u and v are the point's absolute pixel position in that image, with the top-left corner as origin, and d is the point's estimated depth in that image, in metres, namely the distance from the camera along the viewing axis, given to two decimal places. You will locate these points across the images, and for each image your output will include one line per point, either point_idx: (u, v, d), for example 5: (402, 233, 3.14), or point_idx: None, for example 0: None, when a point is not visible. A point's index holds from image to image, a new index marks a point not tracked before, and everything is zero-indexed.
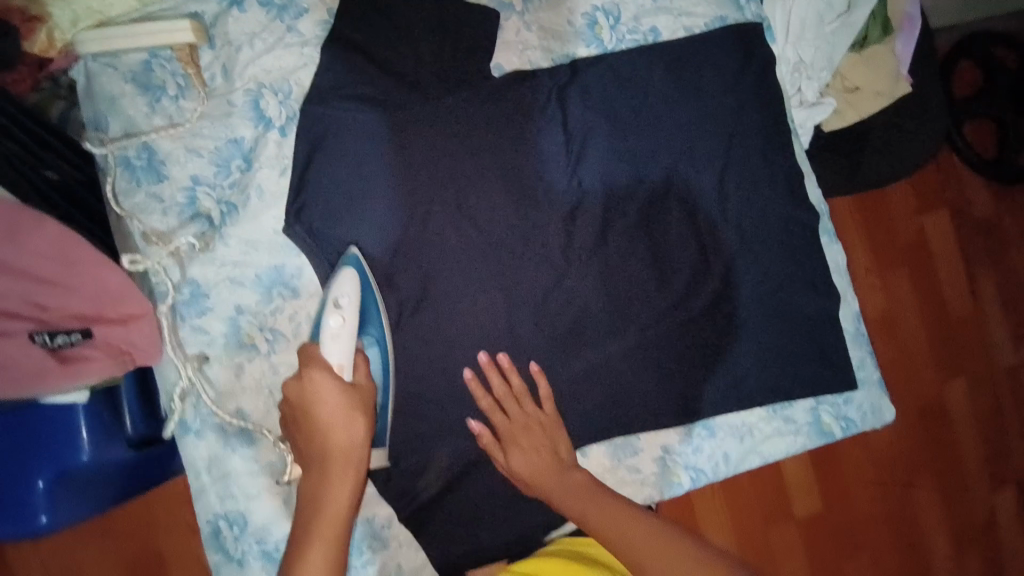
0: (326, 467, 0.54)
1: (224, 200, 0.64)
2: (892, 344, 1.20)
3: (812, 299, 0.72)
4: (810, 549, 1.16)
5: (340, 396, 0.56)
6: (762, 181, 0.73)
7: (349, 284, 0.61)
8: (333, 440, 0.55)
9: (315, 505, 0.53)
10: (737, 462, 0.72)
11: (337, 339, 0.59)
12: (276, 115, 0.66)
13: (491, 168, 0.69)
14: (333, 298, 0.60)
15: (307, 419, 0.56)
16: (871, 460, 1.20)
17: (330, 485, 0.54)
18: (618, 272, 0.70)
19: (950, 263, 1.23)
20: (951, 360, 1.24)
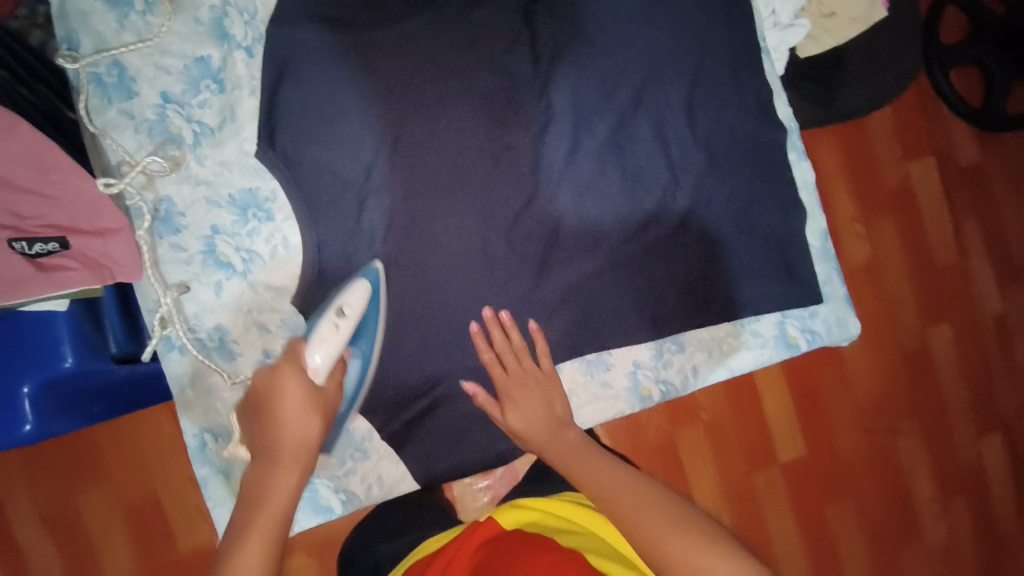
0: (274, 464, 0.56)
1: (195, 120, 0.66)
2: (875, 292, 1.29)
3: (778, 216, 0.74)
4: (794, 492, 1.24)
5: (301, 404, 0.58)
6: (731, 100, 0.73)
7: (360, 295, 0.63)
8: (287, 436, 0.57)
9: (259, 491, 0.55)
10: (704, 374, 0.75)
11: (324, 345, 0.59)
12: (242, 34, 0.66)
13: (459, 89, 0.68)
14: (339, 305, 0.61)
15: (268, 410, 0.58)
16: (852, 414, 1.27)
17: (275, 477, 0.56)
18: (588, 192, 0.71)
19: (920, 224, 1.32)
20: (934, 310, 1.33)
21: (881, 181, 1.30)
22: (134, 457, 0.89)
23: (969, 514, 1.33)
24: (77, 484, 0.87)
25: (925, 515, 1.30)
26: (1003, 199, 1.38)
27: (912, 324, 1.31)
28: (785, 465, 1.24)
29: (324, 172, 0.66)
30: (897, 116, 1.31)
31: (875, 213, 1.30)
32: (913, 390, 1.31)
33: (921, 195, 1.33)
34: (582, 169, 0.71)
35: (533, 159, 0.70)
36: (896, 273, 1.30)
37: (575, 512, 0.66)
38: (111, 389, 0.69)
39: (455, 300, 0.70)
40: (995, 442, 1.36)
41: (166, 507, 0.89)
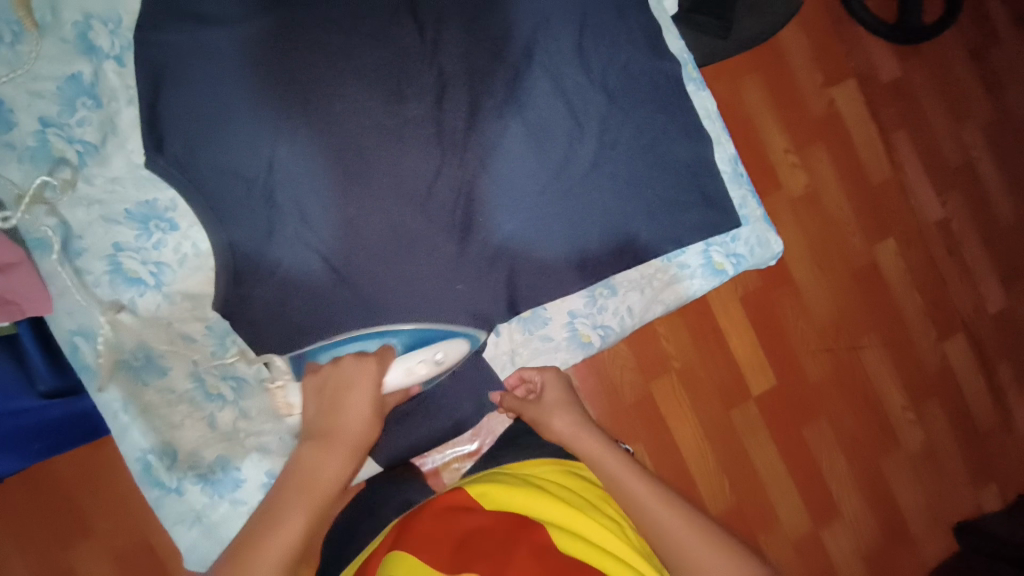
0: (331, 446, 0.60)
1: (78, 140, 0.64)
2: (818, 216, 1.30)
3: (686, 146, 0.75)
4: (774, 425, 1.24)
5: (371, 396, 0.64)
6: (622, 41, 0.74)
7: (456, 352, 0.71)
8: (348, 425, 0.62)
9: (311, 474, 0.58)
10: (639, 313, 0.80)
11: (410, 373, 0.68)
12: (108, 45, 0.65)
13: (348, 67, 0.65)
14: (440, 353, 0.69)
15: (333, 403, 0.63)
16: (817, 338, 1.28)
17: (329, 459, 0.59)
18: (496, 152, 0.69)
19: (852, 144, 1.33)
20: (881, 223, 1.35)
21: (809, 109, 1.30)
22: (114, 500, 0.87)
23: (942, 415, 1.37)
24: (63, 541, 0.85)
25: (901, 423, 1.34)
26: (927, 108, 1.42)
27: (859, 242, 1.33)
28: (759, 397, 1.24)
29: (223, 173, 0.64)
30: (815, 39, 1.32)
31: (809, 143, 1.30)
32: (870, 305, 1.33)
33: (847, 114, 1.34)
34: (487, 130, 0.68)
35: (433, 128, 0.67)
36: (836, 194, 1.31)
37: (576, 484, 0.67)
38: (47, 425, 0.69)
39: (380, 278, 0.68)
40: (958, 342, 1.40)
41: (159, 541, 0.88)
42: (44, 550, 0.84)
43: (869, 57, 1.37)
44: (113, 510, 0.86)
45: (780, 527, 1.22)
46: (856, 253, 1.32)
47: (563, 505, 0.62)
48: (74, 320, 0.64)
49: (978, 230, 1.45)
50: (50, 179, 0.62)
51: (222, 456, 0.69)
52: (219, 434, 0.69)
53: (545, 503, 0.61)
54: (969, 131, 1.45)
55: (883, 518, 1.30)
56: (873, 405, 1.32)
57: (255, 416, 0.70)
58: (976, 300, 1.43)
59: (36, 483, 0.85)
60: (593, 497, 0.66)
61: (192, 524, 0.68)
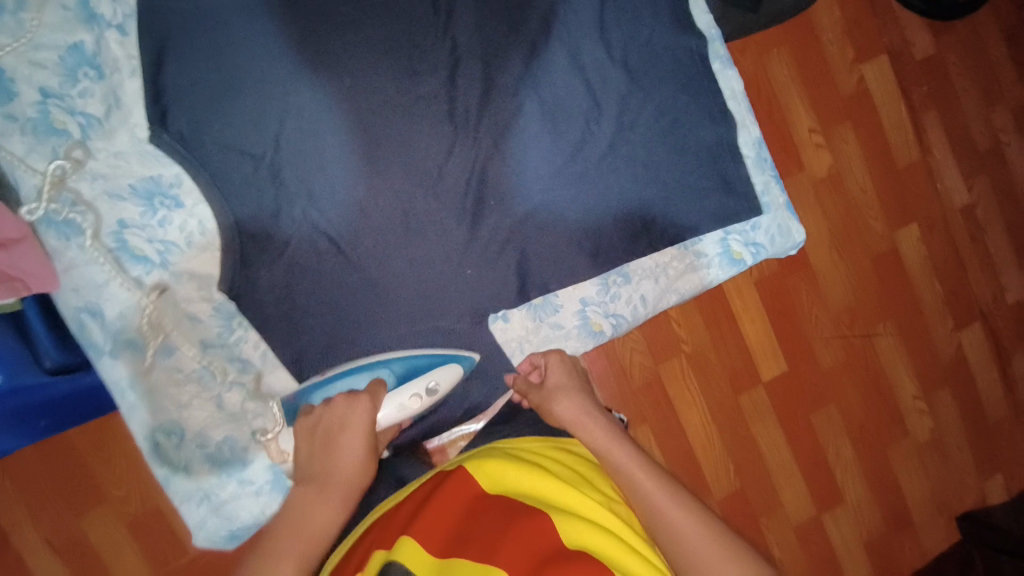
0: (324, 493, 0.61)
1: (79, 112, 0.62)
2: (840, 200, 1.26)
3: (708, 129, 0.72)
4: (783, 411, 1.23)
5: (362, 440, 0.64)
6: (645, 15, 0.70)
7: (449, 378, 0.69)
8: (340, 470, 0.63)
9: (302, 518, 0.59)
10: (654, 301, 0.78)
11: (400, 407, 0.68)
12: (111, 13, 0.62)
13: (358, 39, 0.62)
14: (431, 384, 0.68)
15: (326, 444, 0.64)
16: (832, 325, 1.26)
17: (320, 506, 0.60)
18: (510, 131, 0.66)
19: (879, 125, 1.28)
20: (905, 209, 1.31)
21: (838, 88, 1.25)
22: (127, 468, 0.87)
23: (954, 405, 1.35)
24: (78, 505, 0.86)
25: (911, 412, 1.32)
26: (961, 88, 1.36)
27: (881, 228, 1.29)
28: (769, 383, 1.22)
29: (227, 149, 0.62)
30: (848, 12, 1.26)
31: (835, 123, 1.25)
32: (889, 294, 1.30)
33: (877, 93, 1.28)
34: (501, 108, 0.66)
35: (446, 105, 0.64)
36: (861, 177, 1.27)
37: (580, 466, 0.66)
38: (54, 400, 0.70)
39: (389, 261, 0.66)
40: (977, 332, 1.37)
41: (168, 510, 0.88)
42: (56, 516, 0.86)
43: (904, 33, 1.31)
44: (123, 479, 0.87)
45: (783, 512, 1.22)
46: (877, 240, 1.28)
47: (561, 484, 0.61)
48: (81, 297, 0.63)
49: (1004, 217, 1.40)
50: (57, 160, 0.61)
51: (229, 436, 0.69)
52: (226, 415, 0.69)
53: (543, 483, 0.60)
54: (1003, 114, 1.39)
55: (886, 506, 1.29)
56: (885, 394, 1.30)
57: (262, 397, 0.70)
58: (998, 290, 1.39)
59: (51, 452, 0.85)
60: (592, 476, 0.65)
61: (199, 500, 0.68)
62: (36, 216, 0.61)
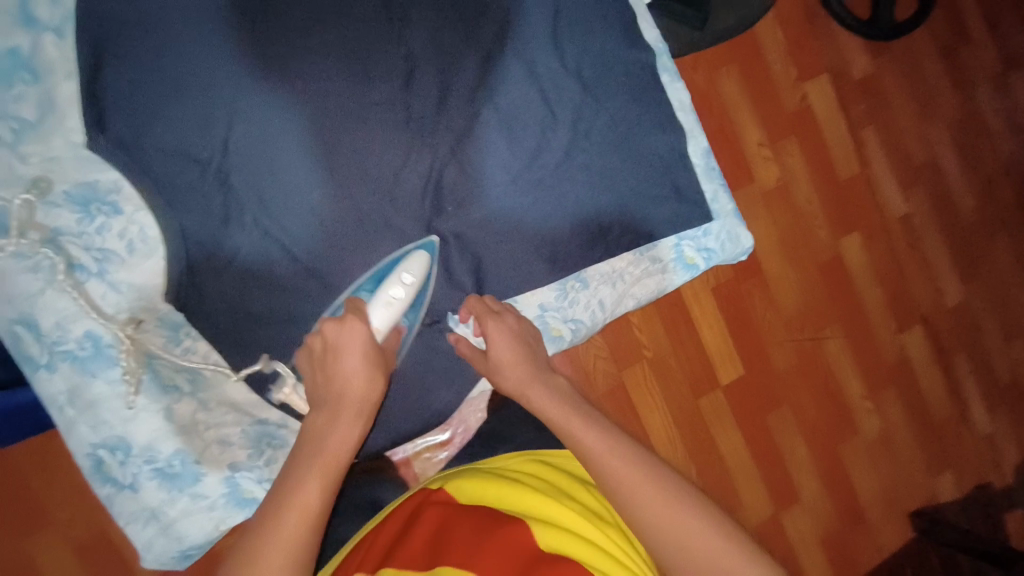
0: (339, 415, 0.58)
1: (13, 117, 0.58)
2: (789, 210, 1.31)
3: (661, 137, 0.72)
4: (741, 413, 1.26)
5: (365, 359, 0.60)
6: (596, 27, 0.71)
7: (420, 263, 0.65)
8: (351, 387, 0.59)
9: (316, 445, 0.57)
10: (611, 306, 0.74)
11: (389, 306, 0.63)
12: (49, 16, 0.59)
13: (309, 47, 0.62)
14: (401, 273, 0.63)
15: (329, 365, 0.60)
16: (784, 329, 1.30)
17: (341, 426, 0.58)
18: (467, 139, 0.67)
19: (824, 139, 1.35)
20: (849, 217, 1.37)
21: (782, 103, 1.30)
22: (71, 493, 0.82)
23: (898, 405, 1.41)
24: (18, 533, 0.81)
25: (860, 412, 1.37)
26: (898, 106, 1.44)
27: (827, 236, 1.35)
28: (728, 387, 1.25)
29: (172, 156, 0.61)
30: (790, 33, 1.32)
31: (782, 136, 1.30)
32: (835, 300, 1.35)
33: (820, 109, 1.35)
34: (456, 115, 0.67)
35: (401, 112, 0.65)
36: (807, 189, 1.33)
37: (561, 478, 0.67)
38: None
39: (343, 267, 0.66)
40: (919, 337, 1.44)
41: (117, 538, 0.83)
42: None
43: (844, 51, 1.38)
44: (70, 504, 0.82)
45: (744, 513, 1.25)
46: (824, 246, 1.34)
47: (546, 497, 0.61)
48: (13, 308, 0.59)
49: (941, 226, 1.48)
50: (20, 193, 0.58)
51: (179, 450, 0.62)
52: (176, 426, 0.63)
53: (525, 496, 0.61)
54: (935, 129, 1.48)
55: (842, 504, 1.33)
56: (834, 395, 1.35)
57: (217, 408, 0.66)
58: (937, 294, 1.47)
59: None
60: (573, 488, 0.66)
61: (150, 522, 0.63)
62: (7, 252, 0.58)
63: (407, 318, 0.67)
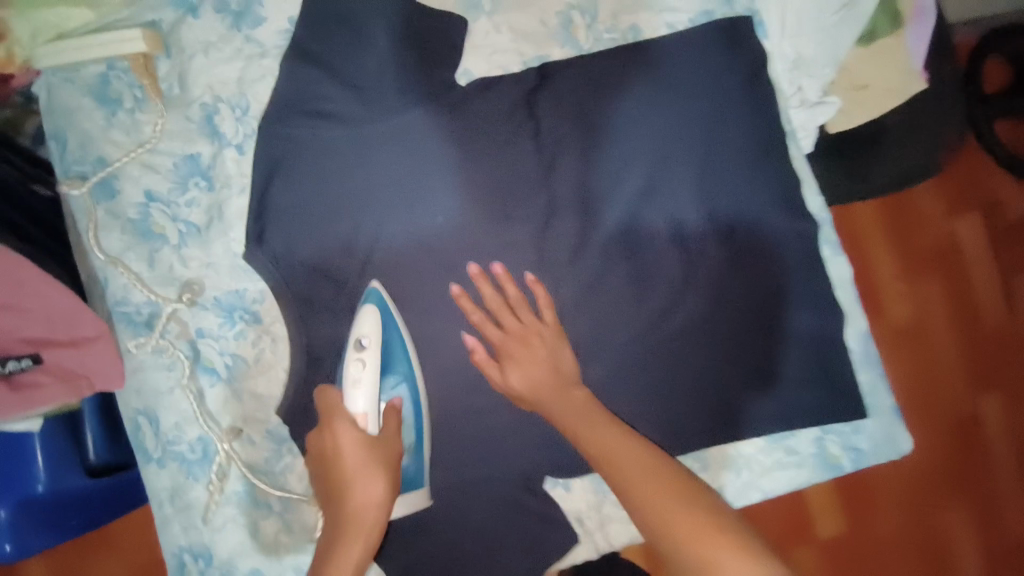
0: (341, 537, 0.52)
1: (180, 218, 0.63)
2: (921, 350, 1.03)
3: (810, 317, 0.66)
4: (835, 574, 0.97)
5: (360, 449, 0.54)
6: (756, 190, 0.66)
7: (371, 322, 0.58)
8: (355, 491, 0.53)
9: (325, 557, 0.51)
10: (733, 497, 0.67)
11: (357, 385, 0.56)
12: (232, 132, 0.63)
13: (453, 179, 0.63)
14: (353, 339, 0.57)
15: (339, 460, 0.54)
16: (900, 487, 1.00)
17: (340, 548, 0.51)
18: (595, 292, 0.64)
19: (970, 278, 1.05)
20: (992, 372, 1.03)
21: (921, 240, 1.03)
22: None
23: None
24: None
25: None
26: None
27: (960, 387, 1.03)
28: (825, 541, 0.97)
29: (315, 273, 0.62)
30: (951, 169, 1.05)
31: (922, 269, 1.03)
32: (963, 472, 1.01)
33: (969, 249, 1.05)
34: (587, 263, 0.64)
35: (535, 255, 0.64)
36: (945, 329, 1.04)
37: None
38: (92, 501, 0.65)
39: (453, 408, 0.64)
40: None
41: None
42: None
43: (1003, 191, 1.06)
44: None
45: None
46: (954, 401, 1.02)
47: None
48: (141, 399, 0.61)
49: None
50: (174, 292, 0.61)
51: (256, 570, 0.61)
52: (260, 545, 0.62)
53: None
54: None
55: None
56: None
57: (299, 532, 0.62)
58: None
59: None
60: None
61: None
62: (145, 349, 0.60)
63: (397, 376, 0.59)
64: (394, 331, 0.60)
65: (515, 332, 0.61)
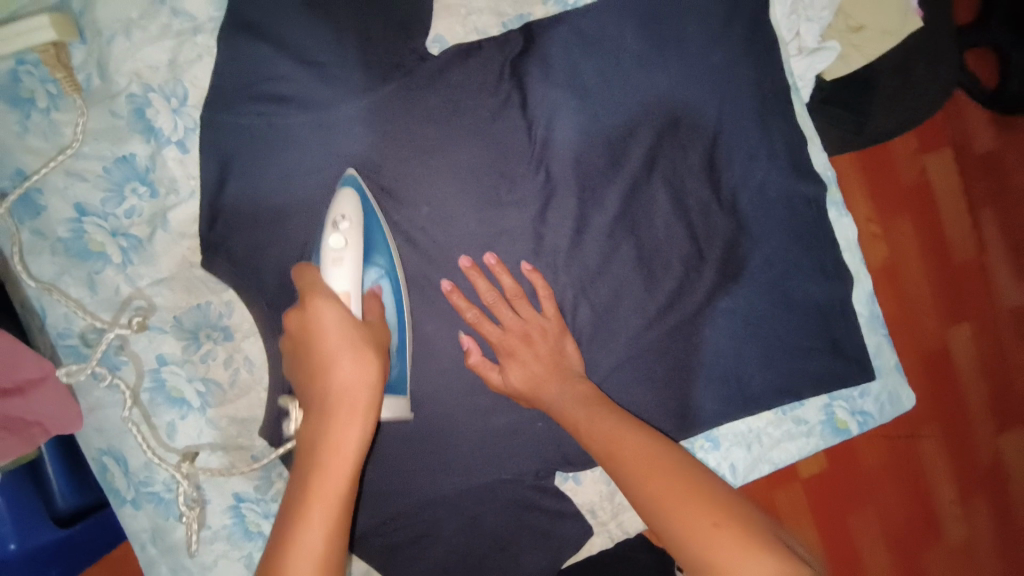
0: (331, 414, 0.42)
1: (121, 231, 0.55)
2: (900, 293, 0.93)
3: (818, 285, 0.63)
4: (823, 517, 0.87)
5: (342, 327, 0.44)
6: (759, 154, 0.62)
7: (350, 205, 0.50)
8: (336, 376, 0.42)
9: (312, 454, 0.41)
10: (746, 473, 0.64)
11: (338, 262, 0.48)
12: (169, 126, 0.55)
13: (420, 161, 0.56)
14: (331, 217, 0.49)
15: (317, 356, 0.43)
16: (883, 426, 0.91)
17: (335, 427, 0.41)
18: (598, 277, 0.60)
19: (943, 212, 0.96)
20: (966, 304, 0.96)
21: (889, 178, 0.94)
22: None
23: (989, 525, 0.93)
24: None
25: (950, 537, 0.92)
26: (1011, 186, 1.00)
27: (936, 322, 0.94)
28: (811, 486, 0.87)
29: (287, 281, 0.55)
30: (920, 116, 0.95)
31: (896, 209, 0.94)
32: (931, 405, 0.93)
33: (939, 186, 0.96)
34: (588, 247, 0.59)
35: (532, 239, 0.59)
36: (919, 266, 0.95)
37: None
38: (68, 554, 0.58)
39: (456, 417, 0.58)
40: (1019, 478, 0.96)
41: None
42: None
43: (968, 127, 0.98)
44: None
45: None
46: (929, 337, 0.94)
47: None
48: (105, 438, 0.54)
49: None
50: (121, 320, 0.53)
51: None
52: None
53: None
54: None
55: None
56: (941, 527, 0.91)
57: None
58: None
59: None
60: None
61: None
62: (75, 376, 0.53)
63: (378, 268, 0.52)
64: (371, 216, 0.53)
65: (519, 327, 0.56)
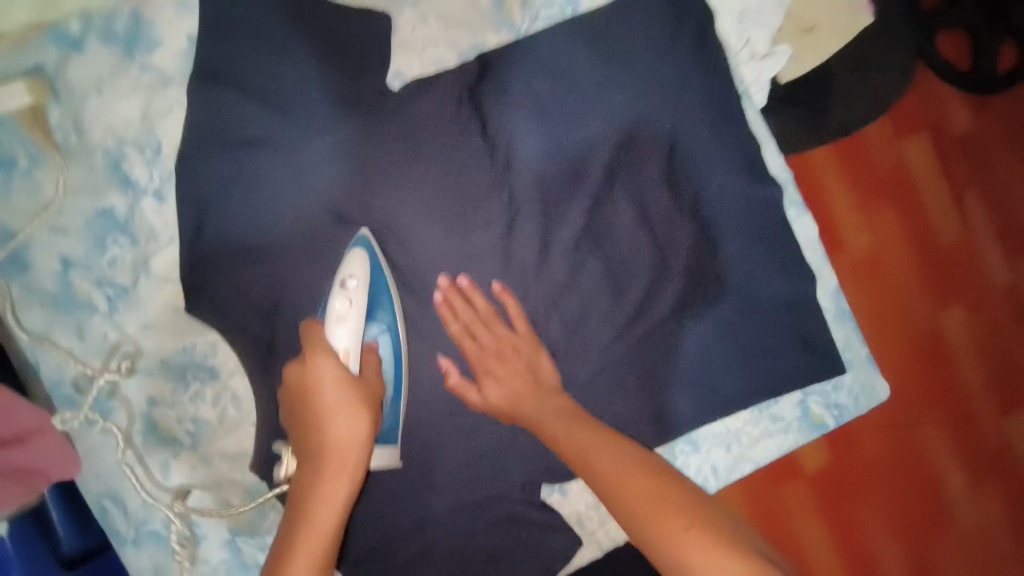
0: (324, 468, 0.48)
1: (105, 282, 0.57)
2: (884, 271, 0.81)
3: (784, 284, 0.65)
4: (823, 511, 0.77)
5: (339, 394, 0.49)
6: (715, 161, 0.64)
7: (359, 264, 0.53)
8: (333, 433, 0.48)
9: (304, 506, 0.47)
10: (727, 474, 0.65)
11: (343, 322, 0.51)
12: (145, 175, 0.57)
13: (380, 187, 0.58)
14: (340, 277, 0.52)
15: (318, 412, 0.49)
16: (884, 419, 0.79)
17: (326, 481, 0.48)
18: (568, 291, 0.61)
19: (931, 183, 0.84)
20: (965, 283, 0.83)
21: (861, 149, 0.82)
22: None
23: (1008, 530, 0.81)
24: None
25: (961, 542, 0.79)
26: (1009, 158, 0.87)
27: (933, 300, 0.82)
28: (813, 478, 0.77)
29: (267, 317, 0.57)
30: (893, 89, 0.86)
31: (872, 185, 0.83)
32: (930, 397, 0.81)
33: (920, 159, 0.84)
34: (555, 262, 0.61)
35: (501, 257, 0.61)
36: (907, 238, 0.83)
37: None
38: None
39: (439, 437, 0.60)
40: None
41: None
42: None
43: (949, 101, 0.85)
44: None
45: None
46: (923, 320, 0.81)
47: None
48: (102, 482, 0.57)
49: None
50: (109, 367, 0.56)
51: None
52: None
53: None
54: None
55: None
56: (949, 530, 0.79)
57: None
58: None
59: None
60: None
61: None
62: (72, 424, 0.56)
63: (380, 324, 0.55)
64: (379, 275, 0.55)
65: (495, 345, 0.58)
